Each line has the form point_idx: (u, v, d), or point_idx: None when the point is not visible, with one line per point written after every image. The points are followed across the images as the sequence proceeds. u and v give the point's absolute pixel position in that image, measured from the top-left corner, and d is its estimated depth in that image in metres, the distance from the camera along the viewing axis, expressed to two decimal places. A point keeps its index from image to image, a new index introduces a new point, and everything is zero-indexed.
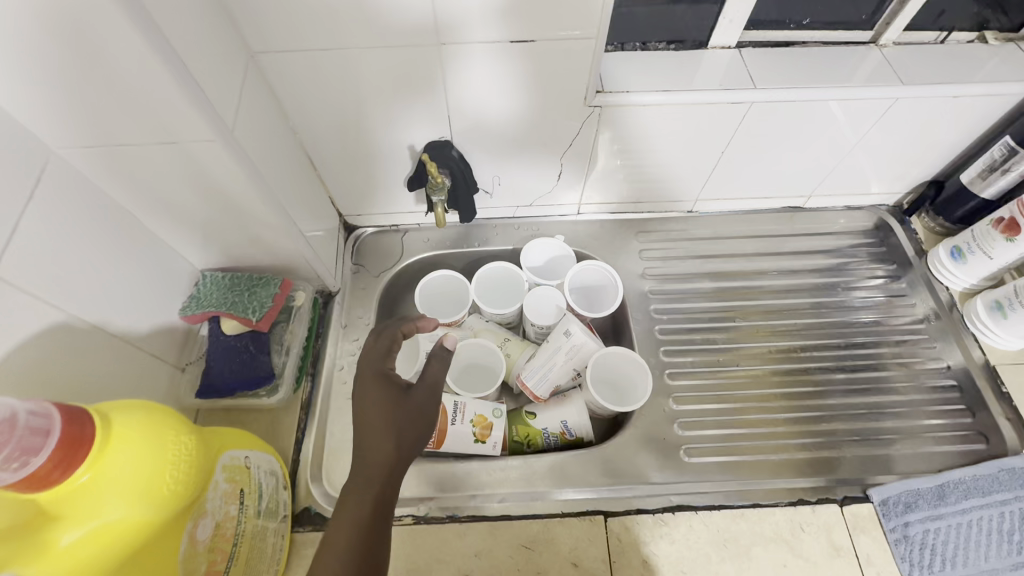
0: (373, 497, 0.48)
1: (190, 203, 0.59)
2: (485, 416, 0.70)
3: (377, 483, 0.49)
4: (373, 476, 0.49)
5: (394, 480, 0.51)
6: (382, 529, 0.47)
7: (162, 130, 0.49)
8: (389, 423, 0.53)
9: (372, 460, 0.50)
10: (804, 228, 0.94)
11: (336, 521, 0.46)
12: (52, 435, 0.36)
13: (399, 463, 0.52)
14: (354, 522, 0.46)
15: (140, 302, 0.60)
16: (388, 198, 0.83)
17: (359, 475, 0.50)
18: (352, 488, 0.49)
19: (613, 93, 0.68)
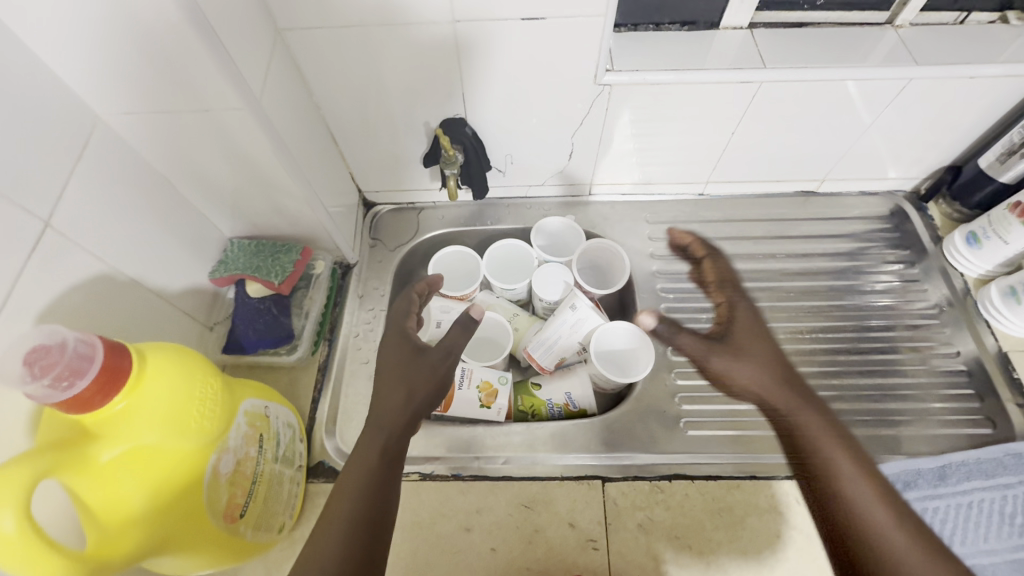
0: (384, 447, 0.52)
1: (220, 170, 0.63)
2: (490, 382, 0.73)
3: (389, 435, 0.53)
4: (385, 428, 0.53)
5: (406, 432, 0.55)
6: (392, 478, 0.52)
7: (196, 100, 0.53)
8: (404, 380, 0.56)
9: (386, 412, 0.54)
10: (817, 212, 0.93)
11: (349, 468, 0.51)
12: (96, 361, 0.41)
13: (412, 418, 0.55)
14: (365, 470, 0.51)
15: (174, 262, 0.65)
16: (405, 175, 0.87)
17: (373, 427, 0.54)
18: (365, 439, 0.53)
19: (622, 71, 0.70)
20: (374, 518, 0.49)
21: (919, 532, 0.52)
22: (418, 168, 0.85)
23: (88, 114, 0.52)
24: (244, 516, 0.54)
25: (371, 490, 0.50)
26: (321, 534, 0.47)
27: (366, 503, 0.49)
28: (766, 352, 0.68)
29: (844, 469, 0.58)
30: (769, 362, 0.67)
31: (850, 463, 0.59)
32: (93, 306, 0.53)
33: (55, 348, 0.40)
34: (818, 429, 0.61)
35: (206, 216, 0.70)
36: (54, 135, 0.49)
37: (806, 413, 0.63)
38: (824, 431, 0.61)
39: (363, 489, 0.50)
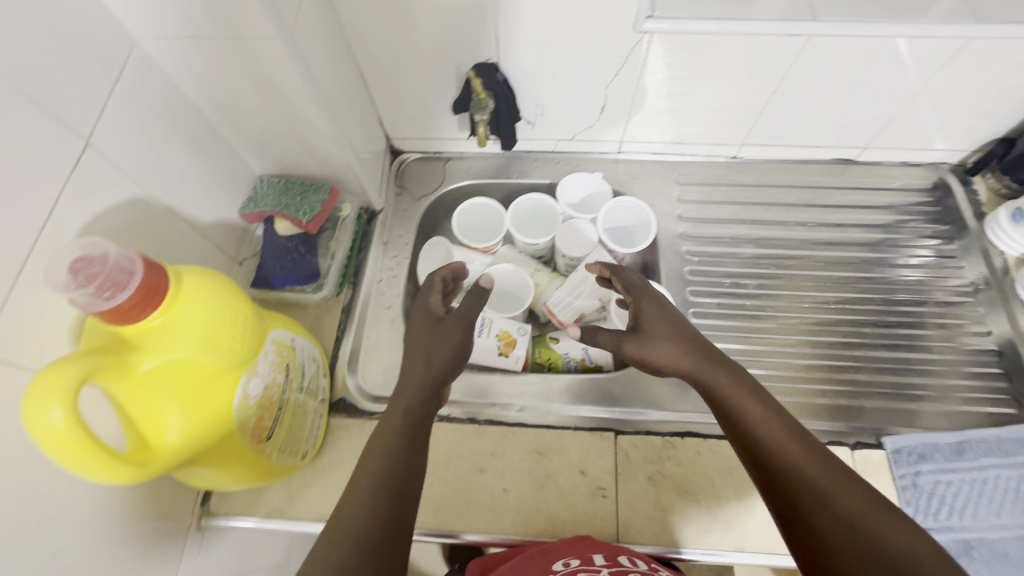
0: (409, 414, 0.53)
1: (252, 104, 0.63)
2: (510, 332, 0.74)
3: (413, 402, 0.53)
4: (410, 397, 0.54)
5: (431, 402, 0.55)
6: (419, 444, 0.52)
7: (231, 26, 0.52)
8: (427, 351, 0.57)
9: (410, 383, 0.55)
10: (855, 181, 0.90)
11: (376, 436, 0.51)
12: (135, 275, 0.42)
13: (435, 387, 0.55)
14: (391, 435, 0.51)
15: (206, 195, 0.66)
16: (433, 122, 0.86)
17: (398, 397, 0.54)
18: (391, 408, 0.53)
19: (663, 18, 0.67)
20: (400, 483, 0.48)
21: (836, 485, 0.45)
22: (447, 116, 0.84)
23: (125, 35, 0.52)
24: (271, 439, 0.56)
25: (397, 455, 0.49)
26: (350, 498, 0.46)
27: (392, 468, 0.48)
28: (665, 326, 0.57)
29: (783, 444, 0.48)
30: (672, 334, 0.56)
31: (779, 431, 0.49)
32: (131, 229, 0.55)
33: (96, 260, 0.41)
34: (758, 405, 0.51)
35: (237, 151, 0.71)
36: (93, 54, 0.49)
37: (746, 389, 0.52)
38: (747, 392, 0.51)
39: (389, 455, 0.49)
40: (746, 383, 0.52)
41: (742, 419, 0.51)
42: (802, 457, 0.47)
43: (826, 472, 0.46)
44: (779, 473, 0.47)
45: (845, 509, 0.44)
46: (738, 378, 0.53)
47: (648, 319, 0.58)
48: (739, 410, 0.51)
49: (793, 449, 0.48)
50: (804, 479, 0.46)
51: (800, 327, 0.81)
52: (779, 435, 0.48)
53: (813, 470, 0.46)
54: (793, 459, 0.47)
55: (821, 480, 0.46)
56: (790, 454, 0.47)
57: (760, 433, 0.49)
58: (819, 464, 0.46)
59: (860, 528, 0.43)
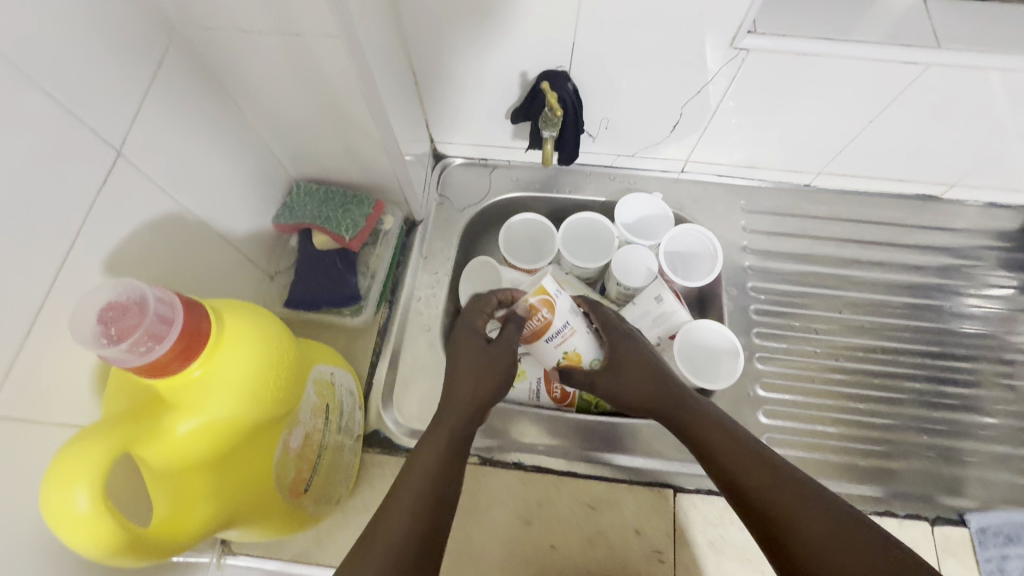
0: (450, 449, 0.49)
1: (299, 105, 0.56)
2: (581, 352, 0.57)
3: (453, 438, 0.50)
4: (450, 429, 0.50)
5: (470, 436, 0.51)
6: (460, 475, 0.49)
7: (286, 21, 0.45)
8: (476, 386, 0.52)
9: (452, 417, 0.50)
10: (936, 220, 0.83)
11: (410, 466, 0.47)
12: (172, 323, 0.36)
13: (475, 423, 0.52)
14: (434, 467, 0.47)
15: (242, 204, 0.59)
16: (485, 128, 0.79)
17: (438, 426, 0.50)
18: (429, 438, 0.49)
19: (766, 34, 0.59)
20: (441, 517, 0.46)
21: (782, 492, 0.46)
22: (501, 123, 0.77)
23: (164, 25, 0.45)
24: (309, 489, 0.51)
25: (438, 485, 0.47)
26: (388, 526, 0.44)
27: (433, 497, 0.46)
28: (639, 363, 0.57)
29: (735, 462, 0.49)
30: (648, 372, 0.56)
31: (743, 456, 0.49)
32: (163, 250, 0.48)
33: (134, 307, 0.35)
34: (721, 436, 0.51)
35: (276, 154, 0.64)
36: (127, 47, 0.42)
37: (709, 421, 0.52)
38: (719, 431, 0.51)
39: (430, 484, 0.46)
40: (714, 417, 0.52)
41: (710, 453, 0.51)
42: (753, 470, 0.48)
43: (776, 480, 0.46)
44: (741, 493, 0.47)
45: (796, 513, 0.44)
46: (699, 408, 0.53)
47: (623, 354, 0.57)
48: (709, 442, 0.51)
49: (743, 466, 0.48)
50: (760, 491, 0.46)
51: (871, 379, 0.75)
52: (735, 456, 0.49)
53: (763, 481, 0.47)
54: (746, 474, 0.48)
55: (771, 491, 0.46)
56: (745, 471, 0.48)
57: (718, 461, 0.50)
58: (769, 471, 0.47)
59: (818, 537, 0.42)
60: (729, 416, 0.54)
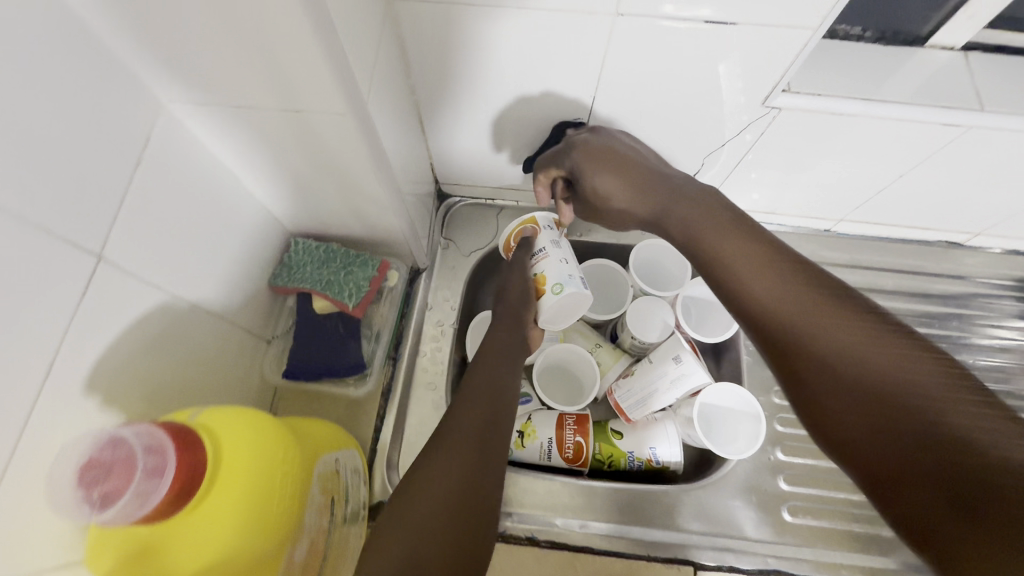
0: (479, 420, 0.57)
1: (300, 171, 0.51)
2: (546, 276, 0.65)
3: (482, 411, 0.58)
4: (479, 404, 0.58)
5: (488, 443, 0.56)
6: (486, 456, 0.55)
7: (286, 97, 0.41)
8: (496, 362, 0.63)
9: (481, 387, 0.60)
10: (958, 269, 0.81)
11: (447, 437, 0.55)
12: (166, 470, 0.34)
13: (500, 393, 0.61)
14: (462, 442, 0.55)
15: (238, 272, 0.55)
16: (494, 172, 0.74)
17: (468, 402, 0.58)
18: (461, 410, 0.58)
19: (800, 93, 0.55)
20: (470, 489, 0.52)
21: (887, 377, 0.40)
22: (512, 169, 0.73)
23: (149, 99, 0.41)
24: None
25: (467, 462, 0.53)
26: (421, 495, 0.50)
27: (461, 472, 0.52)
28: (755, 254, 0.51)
29: (847, 369, 0.42)
30: (770, 272, 0.49)
31: (844, 400, 0.41)
32: (149, 345, 0.44)
33: (127, 456, 0.33)
34: (824, 340, 0.44)
35: (273, 213, 0.59)
36: (108, 134, 0.38)
37: (825, 316, 0.45)
38: (839, 341, 0.43)
39: (459, 459, 0.53)
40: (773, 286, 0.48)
41: (785, 348, 0.46)
42: (856, 386, 0.41)
43: (877, 377, 0.40)
44: (822, 399, 0.43)
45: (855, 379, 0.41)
46: (788, 300, 0.47)
47: (695, 223, 0.55)
48: (796, 326, 0.46)
49: (836, 356, 0.43)
50: (841, 415, 0.41)
51: None
52: (821, 343, 0.44)
53: (865, 377, 0.41)
54: (851, 374, 0.42)
55: (849, 375, 0.42)
56: (831, 360, 0.43)
57: (808, 352, 0.44)
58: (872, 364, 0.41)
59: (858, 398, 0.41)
60: (874, 307, 0.45)
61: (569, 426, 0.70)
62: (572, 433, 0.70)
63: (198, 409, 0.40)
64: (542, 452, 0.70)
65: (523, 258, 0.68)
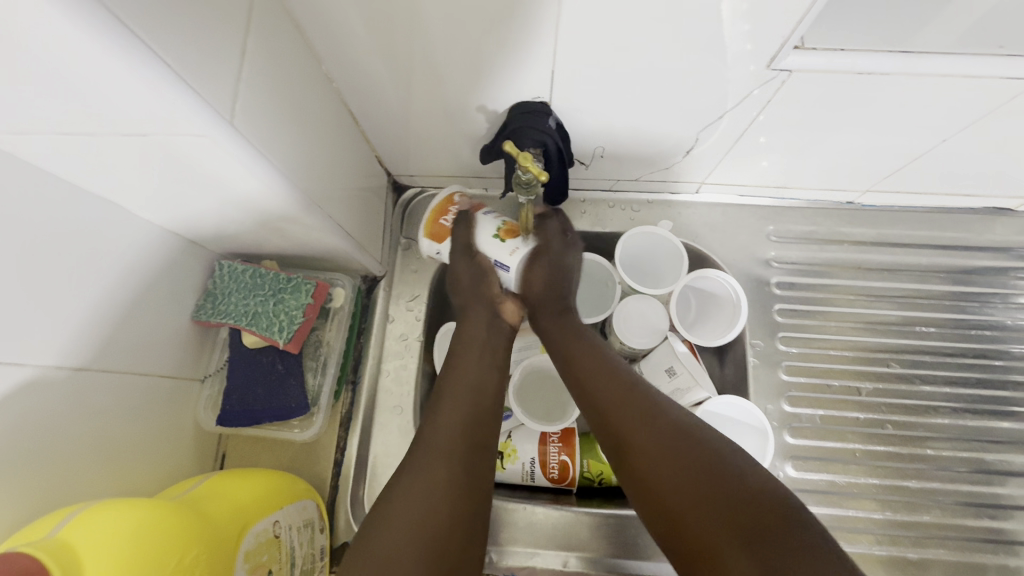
0: (459, 426, 0.47)
1: (183, 194, 0.41)
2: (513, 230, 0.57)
3: (464, 411, 0.49)
4: (460, 404, 0.49)
5: (472, 458, 0.46)
6: (472, 466, 0.46)
7: (114, 120, 0.31)
8: (475, 359, 0.53)
9: (459, 384, 0.51)
10: (1007, 242, 0.68)
11: (419, 443, 0.47)
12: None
13: (484, 394, 0.51)
14: (441, 448, 0.46)
15: (142, 315, 0.47)
16: (452, 161, 0.63)
17: (451, 401, 0.49)
18: (436, 413, 0.49)
19: (817, 50, 0.43)
20: (456, 502, 0.43)
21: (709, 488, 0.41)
22: (470, 157, 0.62)
23: None
24: None
25: (441, 473, 0.44)
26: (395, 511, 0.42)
27: (443, 477, 0.44)
28: (597, 367, 0.51)
29: (683, 476, 0.42)
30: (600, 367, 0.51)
31: (656, 453, 0.44)
32: (7, 437, 0.36)
33: None
34: (606, 386, 0.50)
35: (181, 239, 0.50)
36: None
37: (599, 370, 0.51)
38: (604, 378, 0.50)
39: (430, 469, 0.44)
40: (606, 365, 0.51)
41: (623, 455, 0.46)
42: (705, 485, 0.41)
43: (697, 486, 0.42)
44: (666, 508, 0.42)
45: (682, 484, 0.42)
46: (600, 381, 0.50)
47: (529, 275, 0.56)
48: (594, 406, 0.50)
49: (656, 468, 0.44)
50: (690, 539, 0.40)
51: (917, 445, 0.64)
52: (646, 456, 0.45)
53: (698, 485, 0.42)
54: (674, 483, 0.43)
55: (684, 489, 0.42)
56: (664, 472, 0.43)
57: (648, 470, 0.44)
58: (686, 453, 0.43)
59: (693, 515, 0.41)
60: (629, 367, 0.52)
61: (554, 442, 0.63)
62: (556, 452, 0.62)
63: (65, 518, 0.33)
64: (525, 473, 0.63)
65: (462, 238, 0.57)
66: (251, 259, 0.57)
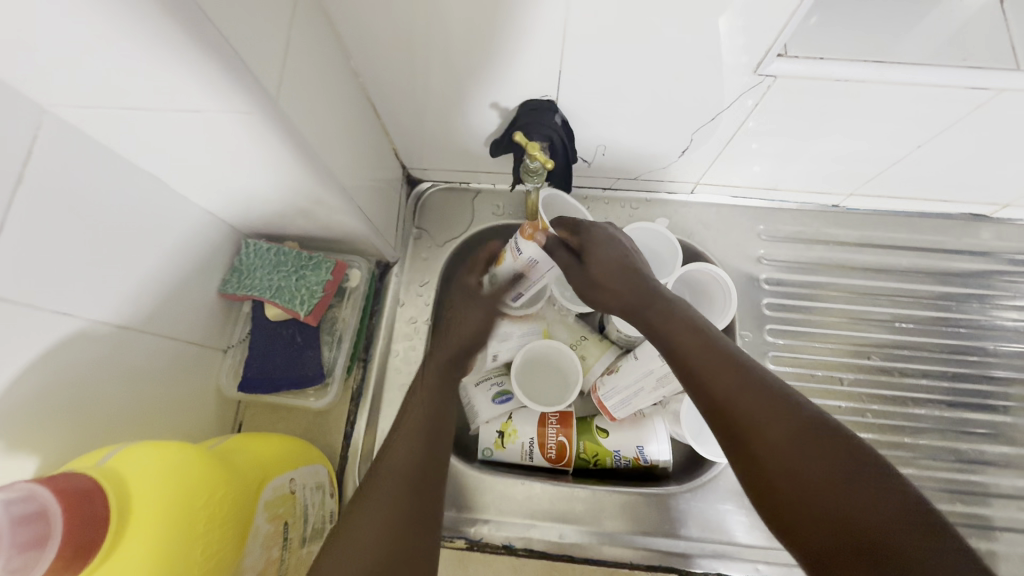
0: (414, 457, 0.46)
1: (222, 172, 0.46)
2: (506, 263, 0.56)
3: (419, 441, 0.47)
4: (414, 433, 0.48)
5: (426, 489, 0.44)
6: (422, 500, 0.44)
7: (175, 98, 0.36)
8: (435, 382, 0.52)
9: (417, 412, 0.50)
10: (983, 245, 0.72)
11: (374, 474, 0.45)
12: (54, 541, 0.31)
13: (440, 420, 0.49)
14: (391, 478, 0.44)
15: (178, 285, 0.51)
16: (463, 156, 0.67)
17: (407, 432, 0.48)
18: (393, 444, 0.47)
19: (799, 57, 0.47)
20: (401, 536, 0.41)
21: (838, 473, 0.35)
22: (480, 153, 0.66)
23: (25, 105, 0.34)
24: None
25: (392, 508, 0.42)
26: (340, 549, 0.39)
27: (389, 511, 0.42)
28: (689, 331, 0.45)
29: (806, 468, 0.36)
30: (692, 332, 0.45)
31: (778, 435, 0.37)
32: (58, 382, 0.40)
33: (43, 479, 0.33)
34: (703, 352, 0.43)
35: (212, 217, 0.54)
36: None
37: (694, 336, 0.45)
38: (699, 345, 0.44)
39: (381, 504, 0.42)
40: (700, 333, 0.45)
41: (723, 418, 0.40)
42: (833, 488, 0.35)
43: (829, 475, 0.35)
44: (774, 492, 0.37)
45: (803, 477, 0.36)
46: (699, 349, 0.44)
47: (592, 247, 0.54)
48: (686, 364, 0.44)
49: (789, 442, 0.37)
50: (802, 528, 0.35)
51: (897, 434, 0.68)
52: (770, 429, 0.38)
53: (820, 469, 0.36)
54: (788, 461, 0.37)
55: (806, 483, 0.36)
56: (785, 455, 0.37)
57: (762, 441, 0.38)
58: (811, 445, 0.37)
59: (807, 502, 0.35)
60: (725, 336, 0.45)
61: (552, 424, 0.66)
62: (555, 433, 0.66)
63: (112, 450, 0.38)
64: (524, 452, 0.66)
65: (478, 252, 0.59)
66: (273, 240, 0.61)
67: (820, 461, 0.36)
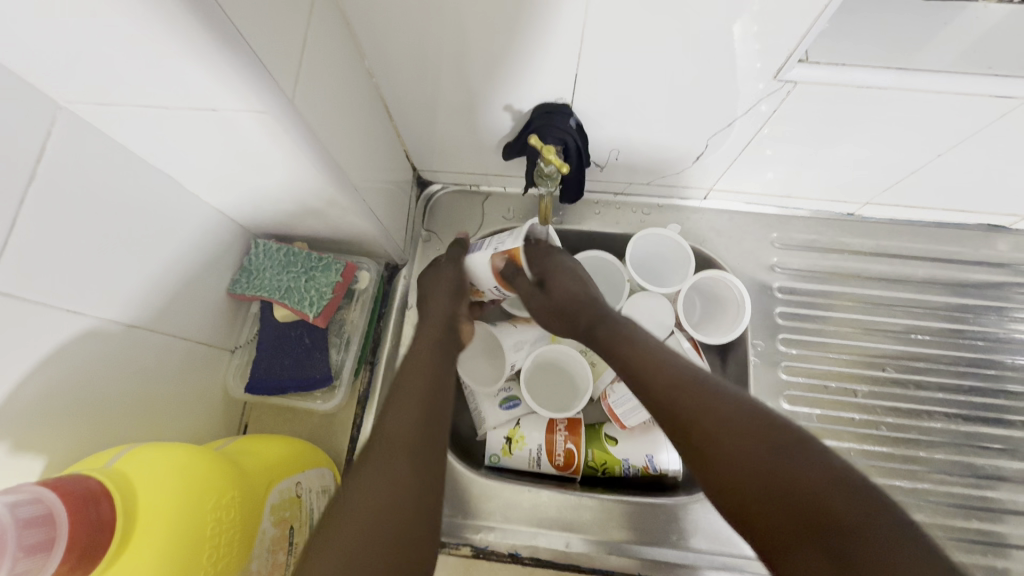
0: (414, 425, 0.48)
1: (235, 171, 0.45)
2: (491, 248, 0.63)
3: (420, 410, 0.49)
4: (413, 403, 0.49)
5: (429, 452, 0.47)
6: (429, 464, 0.46)
7: (190, 96, 0.35)
8: (429, 357, 0.55)
9: (413, 382, 0.51)
10: (1001, 257, 0.71)
11: (376, 440, 0.46)
12: (62, 543, 0.31)
13: (437, 389, 0.52)
14: (394, 443, 0.46)
15: (187, 284, 0.51)
16: (475, 159, 0.67)
17: (404, 400, 0.49)
18: (391, 411, 0.49)
19: (820, 63, 0.47)
20: (407, 497, 0.43)
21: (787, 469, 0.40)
22: (493, 156, 0.66)
23: (40, 100, 0.34)
24: None
25: (398, 471, 0.44)
26: (348, 516, 0.41)
27: (395, 476, 0.44)
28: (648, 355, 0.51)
29: (760, 471, 0.40)
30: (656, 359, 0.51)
31: (738, 447, 0.42)
32: (66, 381, 0.40)
33: (47, 481, 0.33)
34: (670, 380, 0.48)
35: (224, 216, 0.54)
36: None
37: (662, 366, 0.50)
38: (663, 373, 0.49)
39: (386, 469, 0.44)
40: (662, 358, 0.51)
41: (690, 434, 0.44)
42: (789, 484, 0.39)
43: (781, 473, 0.40)
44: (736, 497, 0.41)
45: (762, 479, 0.40)
46: (664, 375, 0.49)
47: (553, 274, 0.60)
48: (653, 393, 0.48)
49: (750, 453, 0.41)
50: (766, 531, 0.39)
51: (911, 448, 0.67)
52: (723, 438, 0.43)
53: (770, 469, 0.40)
54: (744, 461, 0.41)
55: (766, 483, 0.40)
56: (744, 463, 0.41)
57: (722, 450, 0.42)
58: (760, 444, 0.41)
59: (765, 503, 0.39)
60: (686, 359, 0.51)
61: (561, 431, 0.65)
62: (563, 440, 0.65)
63: (118, 453, 0.37)
64: (531, 459, 0.65)
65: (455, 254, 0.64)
66: (283, 241, 0.61)
67: (780, 462, 0.40)
